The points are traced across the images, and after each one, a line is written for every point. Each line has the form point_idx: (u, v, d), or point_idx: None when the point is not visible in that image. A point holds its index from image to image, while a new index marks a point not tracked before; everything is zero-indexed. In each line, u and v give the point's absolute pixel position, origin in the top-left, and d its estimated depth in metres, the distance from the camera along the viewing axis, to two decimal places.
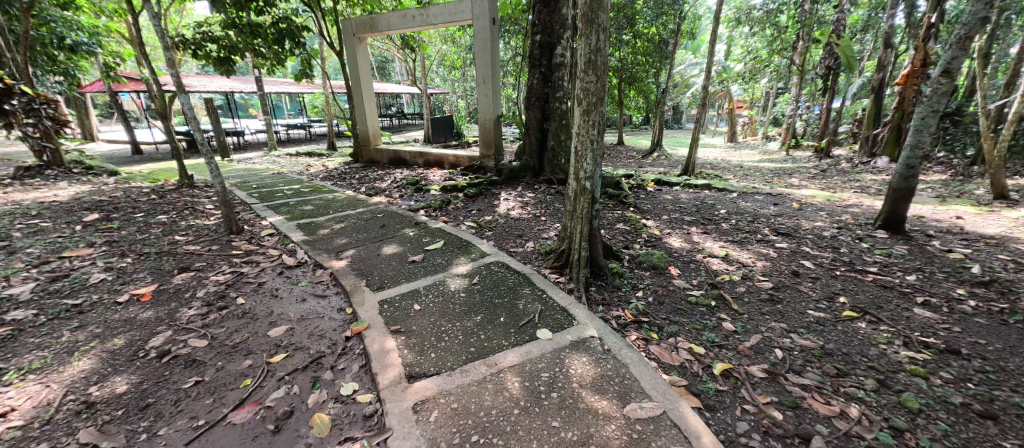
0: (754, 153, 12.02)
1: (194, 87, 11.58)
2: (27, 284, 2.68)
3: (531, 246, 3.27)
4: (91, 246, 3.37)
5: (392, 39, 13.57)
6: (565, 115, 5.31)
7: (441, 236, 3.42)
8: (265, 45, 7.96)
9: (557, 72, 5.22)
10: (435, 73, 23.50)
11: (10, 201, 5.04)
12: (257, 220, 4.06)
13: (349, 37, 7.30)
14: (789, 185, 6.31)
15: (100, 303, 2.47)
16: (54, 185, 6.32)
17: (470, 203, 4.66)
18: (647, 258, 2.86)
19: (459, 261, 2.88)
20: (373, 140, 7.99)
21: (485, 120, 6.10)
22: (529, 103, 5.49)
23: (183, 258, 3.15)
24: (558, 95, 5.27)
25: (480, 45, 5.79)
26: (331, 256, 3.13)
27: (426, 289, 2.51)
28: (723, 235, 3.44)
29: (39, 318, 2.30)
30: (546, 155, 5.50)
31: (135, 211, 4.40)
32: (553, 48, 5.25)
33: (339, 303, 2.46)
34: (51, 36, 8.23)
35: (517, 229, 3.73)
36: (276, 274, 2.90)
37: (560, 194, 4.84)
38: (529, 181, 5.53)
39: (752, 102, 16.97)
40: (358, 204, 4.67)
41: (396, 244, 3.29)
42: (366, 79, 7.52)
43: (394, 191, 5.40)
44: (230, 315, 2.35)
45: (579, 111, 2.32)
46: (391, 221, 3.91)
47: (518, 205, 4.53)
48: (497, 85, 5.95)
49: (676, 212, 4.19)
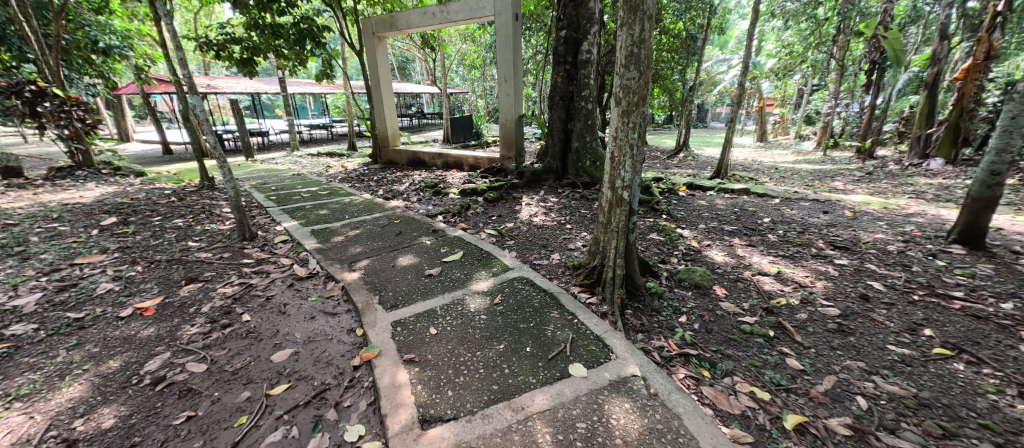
0: (789, 153, 11.37)
1: (220, 88, 11.76)
2: (34, 294, 2.59)
3: (557, 258, 2.99)
4: (104, 252, 3.29)
5: (412, 39, 13.50)
6: (591, 115, 5.01)
7: (460, 247, 3.18)
8: (286, 45, 7.91)
9: (584, 69, 4.93)
10: (454, 72, 23.41)
11: (37, 202, 5.09)
12: (271, 226, 3.92)
13: (368, 36, 7.16)
14: (833, 189, 5.83)
15: (102, 317, 2.35)
16: (82, 185, 6.43)
17: (490, 208, 4.41)
18: (688, 276, 2.55)
19: (479, 275, 2.64)
20: (392, 141, 7.85)
21: (506, 120, 5.85)
22: (553, 102, 5.21)
23: (192, 267, 3.02)
24: (583, 93, 4.97)
25: (501, 42, 5.54)
26: (343, 267, 2.94)
27: (443, 309, 2.27)
28: (771, 248, 3.09)
29: (39, 333, 2.19)
30: (570, 156, 5.21)
31: (153, 214, 4.35)
32: (579, 45, 4.96)
33: (349, 323, 2.25)
34: (86, 39, 8.38)
35: (540, 238, 3.47)
36: (286, 286, 2.72)
37: (585, 199, 4.54)
38: (551, 184, 5.25)
39: (784, 100, 16.17)
40: (375, 208, 4.49)
41: (412, 255, 3.07)
42: (385, 79, 7.38)
43: (411, 194, 5.21)
44: (233, 334, 2.17)
45: (617, 112, 2.04)
46: (408, 228, 3.71)
47: (540, 210, 4.26)
48: (518, 84, 5.70)
49: (714, 220, 3.83)
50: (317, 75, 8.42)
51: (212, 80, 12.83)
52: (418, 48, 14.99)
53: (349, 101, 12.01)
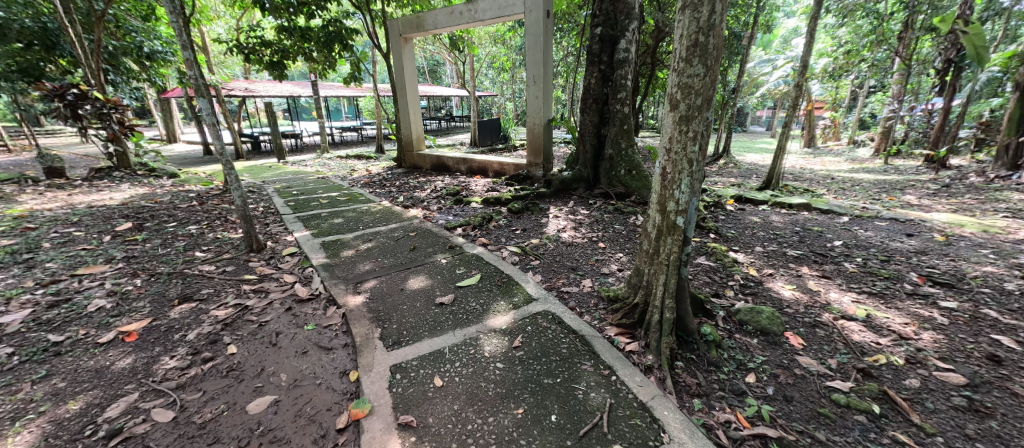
0: (842, 161, 10.41)
1: (256, 91, 11.99)
2: (23, 310, 2.42)
3: (589, 286, 2.57)
4: (109, 262, 3.15)
5: (442, 41, 13.38)
6: (627, 119, 4.55)
7: (478, 268, 2.81)
8: (316, 48, 7.76)
9: (620, 69, 4.49)
10: (483, 75, 23.29)
11: (68, 204, 5.14)
12: (281, 235, 3.70)
13: (395, 37, 6.95)
14: (907, 205, 5.08)
15: (83, 342, 2.13)
16: (116, 186, 6.53)
17: (514, 220, 4.03)
18: (751, 318, 2.06)
19: (498, 308, 2.25)
20: (417, 144, 7.63)
21: (534, 124, 5.46)
22: (585, 105, 4.78)
23: (191, 282, 2.81)
24: (619, 96, 4.52)
25: (530, 42, 5.17)
26: (348, 288, 2.63)
27: (452, 351, 1.90)
28: (851, 281, 2.53)
29: (11, 360, 1.99)
30: (602, 164, 4.75)
31: (169, 220, 4.24)
32: (615, 42, 4.52)
33: (343, 362, 1.92)
34: (132, 45, 8.58)
35: (569, 259, 3.05)
36: (283, 310, 2.43)
37: (620, 213, 4.09)
38: (581, 193, 4.81)
39: (835, 103, 14.97)
40: (391, 217, 4.21)
41: (424, 276, 2.72)
42: (411, 82, 7.17)
43: (432, 202, 4.91)
44: (213, 372, 1.89)
45: (672, 119, 1.62)
46: (423, 242, 3.38)
47: (569, 224, 3.84)
48: (548, 86, 5.30)
49: (773, 242, 3.28)
50: (345, 78, 8.26)
51: (250, 84, 13.11)
52: (447, 50, 14.86)
53: (378, 104, 11.95)
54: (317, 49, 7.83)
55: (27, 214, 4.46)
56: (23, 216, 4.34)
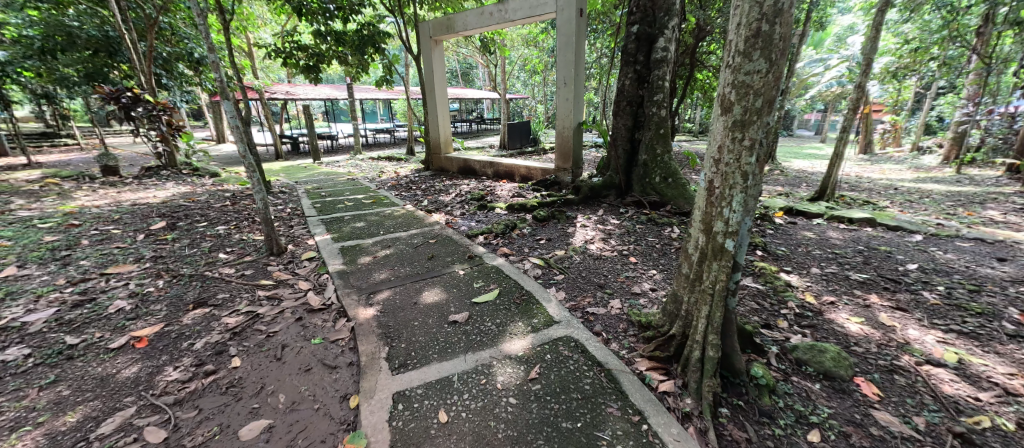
0: (905, 169, 9.47)
1: (295, 94, 12.40)
2: (48, 309, 2.46)
3: (617, 308, 2.32)
4: (138, 261, 3.20)
5: (474, 44, 13.35)
6: (663, 123, 4.24)
7: (497, 282, 2.62)
8: (350, 52, 7.87)
9: (657, 69, 4.18)
10: (515, 77, 23.23)
11: (114, 201, 5.39)
12: (303, 239, 3.66)
13: (425, 39, 6.91)
14: (991, 221, 4.44)
15: (96, 346, 2.11)
16: (161, 184, 6.84)
17: (538, 229, 3.81)
18: (812, 358, 1.75)
19: (515, 329, 2.05)
20: (445, 147, 7.56)
21: (563, 128, 5.23)
22: (618, 108, 4.50)
23: (209, 286, 2.78)
24: (656, 98, 4.21)
25: (562, 42, 4.94)
26: (360, 299, 2.51)
27: (462, 379, 1.71)
28: (934, 316, 2.14)
29: (26, 362, 1.99)
30: (635, 171, 4.45)
31: (201, 219, 4.31)
32: (653, 41, 4.22)
33: (345, 385, 1.78)
34: (185, 51, 9.03)
35: (596, 275, 2.80)
36: (293, 320, 2.33)
37: (654, 224, 3.78)
38: (612, 201, 4.52)
39: (897, 105, 13.74)
40: (413, 222, 4.09)
41: (440, 290, 2.56)
42: (440, 84, 7.09)
43: (455, 207, 4.78)
44: (213, 388, 1.80)
45: (723, 125, 1.36)
46: (442, 251, 3.23)
47: (598, 235, 3.58)
48: (579, 88, 5.05)
49: (831, 262, 2.89)
50: (377, 81, 8.31)
51: (291, 87, 13.60)
52: (479, 52, 14.86)
53: (410, 106, 12.08)
54: (350, 53, 7.93)
55: (76, 211, 4.68)
56: (72, 213, 4.57)
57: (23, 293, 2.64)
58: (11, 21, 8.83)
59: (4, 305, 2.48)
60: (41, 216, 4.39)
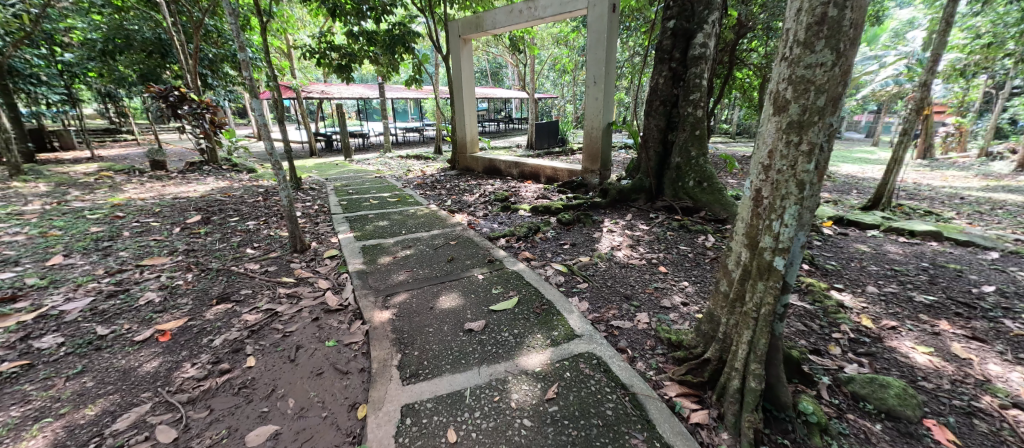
0: (971, 176, 8.64)
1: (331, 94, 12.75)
2: (85, 299, 2.55)
3: (644, 322, 2.15)
4: (171, 254, 3.30)
5: (504, 43, 13.29)
6: (699, 124, 3.99)
7: (516, 288, 2.51)
8: (381, 52, 7.98)
9: (694, 67, 3.94)
10: (544, 76, 23.07)
11: (158, 195, 5.66)
12: (326, 236, 3.68)
13: (454, 38, 6.88)
14: None
15: (122, 338, 2.16)
16: (202, 179, 7.15)
17: (563, 233, 3.67)
18: (871, 393, 1.53)
19: (533, 342, 1.93)
20: (471, 147, 7.53)
21: (592, 128, 5.04)
22: (651, 108, 4.29)
23: (234, 281, 2.82)
24: (692, 97, 3.97)
25: (593, 39, 4.75)
26: (378, 301, 2.46)
27: (474, 395, 1.61)
28: (1019, 349, 1.85)
29: (58, 351, 2.05)
30: (667, 174, 4.22)
31: (233, 214, 4.43)
32: (690, 36, 3.98)
33: (355, 392, 1.72)
34: (228, 52, 9.44)
35: (622, 285, 2.64)
36: (310, 320, 2.32)
37: (687, 230, 3.55)
38: (641, 205, 4.31)
39: (962, 106, 12.58)
40: (436, 222, 4.05)
41: (457, 294, 2.48)
42: (468, 83, 7.05)
43: (479, 208, 4.70)
44: (226, 387, 1.78)
45: (774, 127, 1.19)
46: (462, 253, 3.15)
47: (626, 241, 3.40)
48: (610, 86, 4.85)
49: (890, 280, 2.59)
50: (406, 81, 8.38)
51: (327, 86, 14.02)
52: (509, 52, 14.80)
53: (439, 106, 12.18)
54: (381, 53, 8.03)
55: (123, 203, 4.94)
56: (119, 205, 4.81)
57: (65, 282, 2.76)
58: (78, 25, 9.52)
59: (47, 293, 2.60)
60: (91, 208, 4.65)
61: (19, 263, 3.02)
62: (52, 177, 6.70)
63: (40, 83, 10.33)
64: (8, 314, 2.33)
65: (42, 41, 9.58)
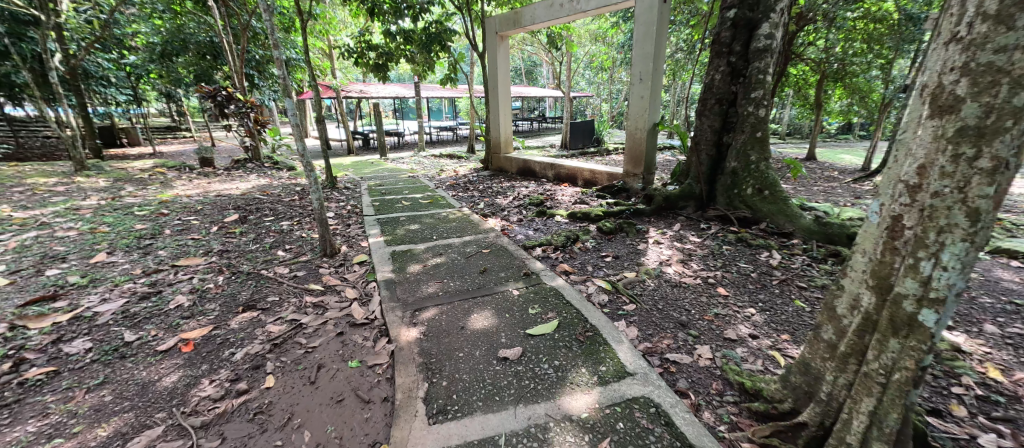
0: None
1: (369, 93, 12.94)
2: (118, 300, 2.54)
3: (707, 358, 1.85)
4: (206, 254, 3.28)
5: (540, 41, 13.00)
6: (761, 124, 3.56)
7: (555, 308, 2.26)
8: (417, 50, 7.92)
9: (757, 61, 3.51)
10: (579, 75, 22.59)
11: (203, 191, 5.83)
12: (357, 240, 3.57)
13: (491, 35, 6.68)
14: None
15: (147, 346, 2.09)
16: (244, 176, 7.36)
17: (604, 243, 3.37)
18: None
19: (577, 378, 1.68)
20: (506, 147, 7.32)
21: (636, 129, 4.69)
22: (705, 107, 3.90)
23: (262, 286, 2.74)
24: (753, 95, 3.54)
25: (641, 32, 4.39)
26: (405, 317, 2.28)
27: (511, 444, 1.38)
28: None
29: (85, 357, 2.01)
30: (721, 180, 3.81)
31: (269, 213, 4.44)
32: (754, 27, 3.55)
33: (376, 427, 1.53)
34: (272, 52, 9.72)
35: (675, 308, 2.33)
36: (334, 335, 2.18)
37: (747, 244, 3.16)
38: (690, 214, 3.92)
39: None
40: (468, 227, 3.85)
41: (490, 313, 2.25)
42: (504, 82, 6.84)
43: (513, 212, 4.48)
44: (241, 411, 1.65)
45: (933, 132, 0.97)
46: (495, 264, 2.93)
47: (676, 255, 3.07)
48: (657, 84, 4.48)
49: (1012, 317, 2.13)
50: (441, 79, 8.28)
51: (365, 86, 14.28)
52: (545, 50, 14.50)
53: (473, 104, 12.06)
54: (417, 51, 7.96)
55: (170, 200, 5.09)
56: (166, 202, 4.96)
57: (103, 281, 2.77)
58: (142, 30, 10.14)
59: (85, 293, 2.60)
60: (140, 204, 4.82)
61: (66, 260, 3.10)
62: (111, 173, 7.09)
63: (110, 85, 11.14)
64: (45, 315, 2.34)
65: (111, 45, 10.29)
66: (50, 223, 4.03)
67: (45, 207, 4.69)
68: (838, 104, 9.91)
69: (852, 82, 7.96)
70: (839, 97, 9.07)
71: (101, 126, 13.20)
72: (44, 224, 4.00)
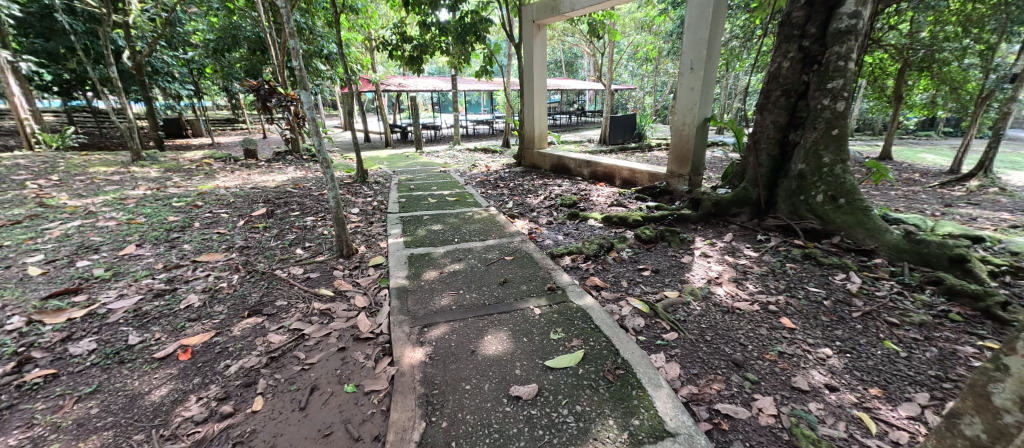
0: None
1: (407, 86, 12.99)
2: (132, 297, 2.48)
3: (768, 416, 1.48)
4: (227, 250, 3.23)
5: (582, 31, 12.44)
6: (838, 120, 3.02)
7: (581, 334, 1.96)
8: (452, 41, 7.70)
9: (837, 45, 2.97)
10: (622, 66, 21.68)
11: (241, 183, 5.96)
12: (376, 240, 3.42)
13: (528, 24, 6.32)
14: None
15: (146, 351, 2.00)
16: (282, 168, 7.52)
17: (642, 254, 3.01)
18: None
19: (603, 434, 1.37)
20: (539, 142, 7.00)
21: (684, 125, 4.22)
22: (769, 100, 3.39)
23: (273, 288, 2.61)
24: (830, 86, 3.01)
25: (694, 15, 3.89)
26: (412, 333, 2.05)
27: None
28: None
29: (85, 360, 1.93)
30: (784, 184, 3.30)
31: (296, 208, 4.39)
32: (836, 5, 3.00)
33: None
34: None
35: (727, 341, 1.95)
36: (336, 350, 2.00)
37: (815, 262, 2.68)
38: (743, 222, 3.45)
39: None
40: (493, 230, 3.60)
41: (506, 335, 1.98)
42: (540, 74, 6.50)
43: (543, 213, 4.18)
44: (222, 440, 1.48)
45: None
46: (518, 275, 2.65)
47: (727, 272, 2.65)
48: (711, 74, 3.97)
49: None
50: (477, 72, 8.04)
51: (404, 79, 14.36)
52: (587, 40, 13.92)
53: (509, 98, 11.77)
54: (453, 43, 7.76)
55: (208, 191, 5.21)
56: (204, 193, 5.07)
57: (125, 275, 2.76)
58: (200, 27, 10.68)
59: (105, 287, 2.59)
60: (180, 195, 4.95)
61: (98, 251, 3.14)
62: (165, 163, 7.48)
63: (173, 80, 11.88)
64: (63, 310, 2.32)
65: (175, 42, 10.93)
66: (96, 212, 4.19)
67: (98, 196, 4.93)
68: (920, 96, 8.72)
69: (943, 71, 6.93)
70: (922, 88, 7.95)
71: (167, 119, 14.20)
72: (91, 213, 4.16)
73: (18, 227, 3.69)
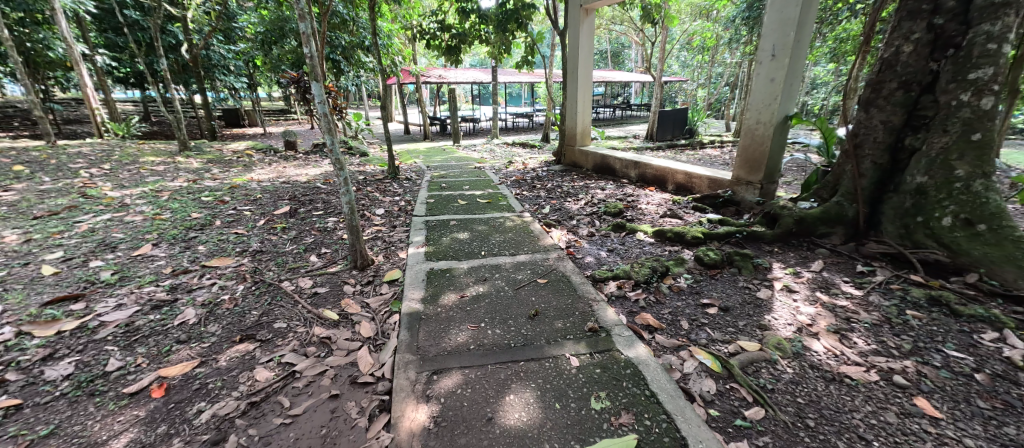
0: None
1: (448, 77, 12.72)
2: (128, 309, 2.28)
3: None
4: (240, 254, 3.01)
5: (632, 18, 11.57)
6: (981, 120, 2.29)
7: (632, 406, 1.49)
8: (493, 30, 7.25)
9: (989, 21, 2.23)
10: (675, 55, 20.29)
11: (276, 176, 5.88)
12: (396, 249, 3.08)
13: (575, 9, 5.74)
14: None
15: (121, 382, 1.74)
16: (319, 161, 7.47)
17: (704, 283, 2.45)
18: None
19: None
20: (582, 139, 6.45)
21: (759, 124, 3.55)
22: (879, 95, 2.69)
23: (274, 306, 2.32)
24: (974, 75, 2.28)
25: None
26: (418, 382, 1.66)
27: None
28: None
29: (55, 390, 1.70)
30: (893, 201, 2.61)
31: (320, 207, 4.16)
32: None
33: None
34: None
35: (840, 431, 1.40)
36: (327, 397, 1.65)
37: (946, 310, 2.02)
38: (834, 246, 2.78)
39: None
40: (526, 242, 3.15)
41: (532, 396, 1.56)
42: (585, 65, 5.93)
43: (584, 222, 3.69)
44: None
45: None
46: (552, 305, 2.20)
47: (821, 317, 2.05)
48: (797, 62, 3.27)
49: None
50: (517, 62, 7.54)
51: (445, 71, 14.11)
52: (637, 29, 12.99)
53: (551, 90, 11.19)
54: (493, 30, 7.28)
55: (240, 185, 5.13)
56: (235, 187, 5.00)
57: (131, 280, 2.58)
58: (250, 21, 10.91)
59: (106, 295, 2.41)
60: (213, 189, 4.90)
61: (115, 250, 3.03)
62: (208, 153, 7.62)
63: (228, 72, 12.29)
64: (56, 321, 2.14)
65: (229, 35, 11.26)
66: (129, 205, 4.18)
67: (138, 187, 4.97)
68: None
69: None
70: None
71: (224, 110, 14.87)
72: (123, 206, 4.13)
73: (54, 219, 3.70)
